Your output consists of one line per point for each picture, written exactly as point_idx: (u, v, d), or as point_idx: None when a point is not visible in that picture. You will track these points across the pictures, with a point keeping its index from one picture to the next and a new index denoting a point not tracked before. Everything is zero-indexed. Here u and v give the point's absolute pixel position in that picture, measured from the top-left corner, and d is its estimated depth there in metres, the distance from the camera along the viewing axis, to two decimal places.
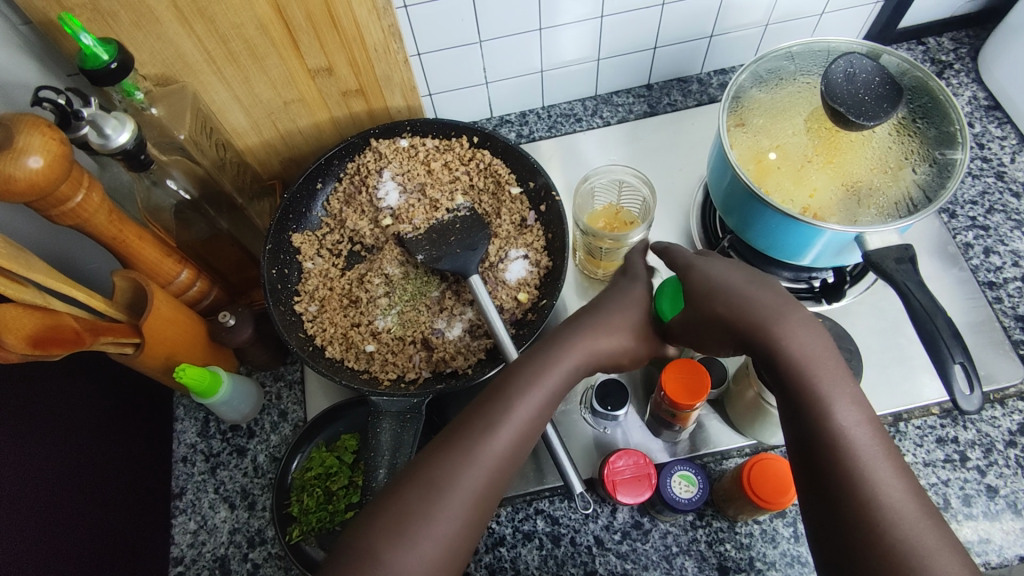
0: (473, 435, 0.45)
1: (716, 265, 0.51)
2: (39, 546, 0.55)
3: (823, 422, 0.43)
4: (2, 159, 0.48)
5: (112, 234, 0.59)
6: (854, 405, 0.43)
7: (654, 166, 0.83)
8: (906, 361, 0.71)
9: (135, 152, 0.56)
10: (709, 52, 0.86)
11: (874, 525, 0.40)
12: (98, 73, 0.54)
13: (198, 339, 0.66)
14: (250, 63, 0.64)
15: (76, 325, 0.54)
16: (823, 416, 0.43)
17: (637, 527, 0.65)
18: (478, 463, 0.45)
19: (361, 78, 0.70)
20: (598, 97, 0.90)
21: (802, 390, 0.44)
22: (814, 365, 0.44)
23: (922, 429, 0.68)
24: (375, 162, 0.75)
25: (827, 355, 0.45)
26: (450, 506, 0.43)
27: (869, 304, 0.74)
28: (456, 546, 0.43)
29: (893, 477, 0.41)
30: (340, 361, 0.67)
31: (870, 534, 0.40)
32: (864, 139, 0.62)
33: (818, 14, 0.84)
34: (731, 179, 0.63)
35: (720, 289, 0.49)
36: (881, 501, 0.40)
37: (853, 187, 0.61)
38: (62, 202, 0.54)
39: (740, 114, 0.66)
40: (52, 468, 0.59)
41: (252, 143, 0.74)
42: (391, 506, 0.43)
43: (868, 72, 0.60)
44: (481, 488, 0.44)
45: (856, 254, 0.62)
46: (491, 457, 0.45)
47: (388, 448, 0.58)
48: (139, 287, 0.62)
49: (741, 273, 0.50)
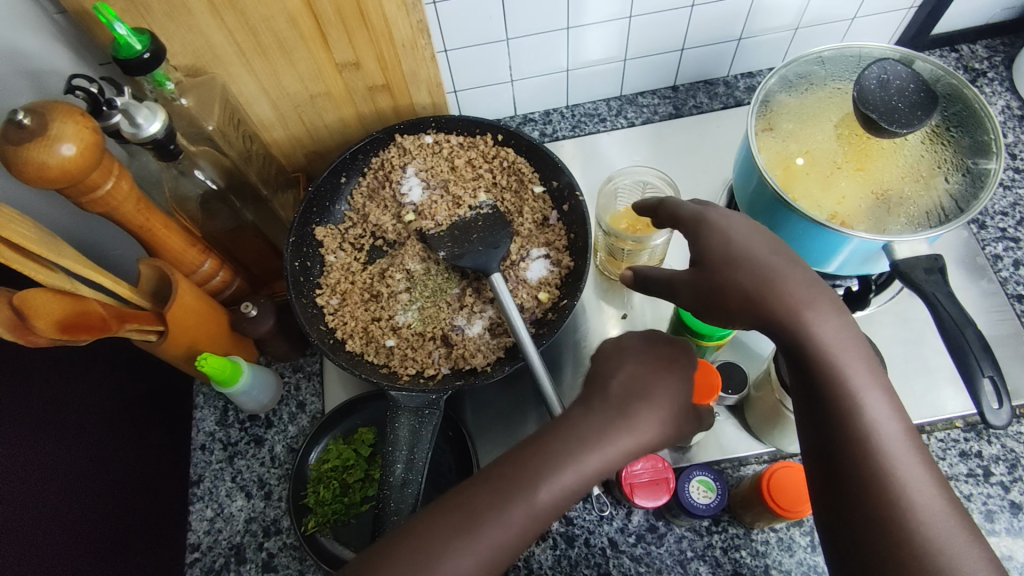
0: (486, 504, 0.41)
1: (736, 229, 0.49)
2: (60, 529, 0.56)
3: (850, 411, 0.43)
4: (35, 146, 0.49)
5: (139, 222, 0.60)
6: (879, 394, 0.43)
7: (677, 169, 0.83)
8: (930, 372, 0.70)
9: (164, 142, 0.57)
10: (737, 55, 0.86)
11: (901, 521, 0.40)
12: (132, 63, 0.55)
13: (220, 329, 0.67)
14: (279, 56, 0.65)
15: (103, 312, 0.54)
16: (852, 412, 0.43)
17: (652, 531, 0.64)
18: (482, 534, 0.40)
19: (388, 74, 0.70)
20: (623, 97, 0.89)
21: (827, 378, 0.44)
22: (845, 359, 0.44)
23: (945, 442, 0.67)
24: (399, 157, 0.75)
25: (850, 342, 0.44)
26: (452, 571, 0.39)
27: (893, 314, 0.73)
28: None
29: (919, 470, 0.41)
30: (360, 355, 0.67)
31: (897, 526, 0.40)
32: (896, 147, 0.61)
33: (849, 18, 0.83)
34: (758, 185, 0.63)
35: (743, 246, 0.47)
36: (908, 495, 0.40)
37: (883, 195, 0.60)
38: (91, 189, 0.54)
39: (768, 119, 0.65)
40: (73, 453, 0.60)
41: (277, 136, 0.74)
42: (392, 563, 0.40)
43: (901, 79, 0.59)
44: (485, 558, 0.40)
45: (885, 262, 0.62)
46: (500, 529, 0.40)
47: (406, 443, 0.58)
48: (164, 276, 0.63)
49: (761, 241, 0.48)
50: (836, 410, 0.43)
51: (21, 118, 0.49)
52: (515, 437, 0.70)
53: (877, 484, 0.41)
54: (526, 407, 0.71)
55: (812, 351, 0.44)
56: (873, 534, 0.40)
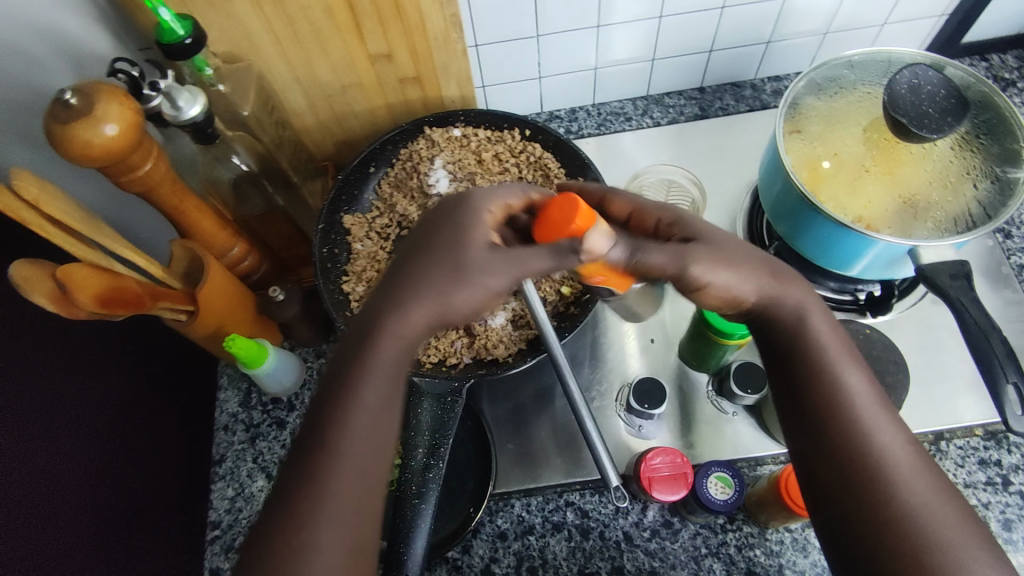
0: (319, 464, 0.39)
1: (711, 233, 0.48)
2: (89, 501, 0.58)
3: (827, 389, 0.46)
4: (80, 125, 0.50)
5: (174, 204, 0.61)
6: (855, 374, 0.47)
7: (702, 169, 0.83)
8: (952, 380, 0.70)
9: (203, 126, 0.58)
10: (765, 58, 0.86)
11: (884, 488, 0.43)
12: (173, 48, 0.56)
13: (247, 311, 0.68)
14: (314, 45, 0.66)
15: (139, 289, 0.56)
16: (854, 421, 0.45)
17: (667, 526, 0.65)
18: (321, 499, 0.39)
19: (419, 66, 0.71)
20: (649, 97, 0.90)
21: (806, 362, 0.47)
22: (830, 351, 0.47)
23: (964, 450, 0.67)
24: (427, 149, 0.76)
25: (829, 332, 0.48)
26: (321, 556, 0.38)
27: (915, 320, 0.73)
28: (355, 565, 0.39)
29: (897, 442, 0.45)
30: (384, 341, 0.68)
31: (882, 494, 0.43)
32: (925, 152, 0.61)
33: (879, 25, 0.83)
34: (784, 186, 0.63)
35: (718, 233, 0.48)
36: (887, 464, 0.44)
37: (910, 200, 0.60)
38: (131, 169, 0.56)
39: (796, 121, 0.65)
40: (102, 428, 0.61)
41: (308, 124, 0.76)
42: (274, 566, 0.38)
43: (932, 84, 0.59)
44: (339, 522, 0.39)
45: (911, 268, 0.61)
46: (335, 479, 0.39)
47: (427, 429, 0.59)
48: (195, 257, 0.64)
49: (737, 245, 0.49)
50: (832, 420, 0.45)
51: (68, 98, 0.51)
52: (533, 429, 0.71)
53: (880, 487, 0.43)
54: (544, 400, 0.72)
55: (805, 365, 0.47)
56: (860, 504, 0.43)
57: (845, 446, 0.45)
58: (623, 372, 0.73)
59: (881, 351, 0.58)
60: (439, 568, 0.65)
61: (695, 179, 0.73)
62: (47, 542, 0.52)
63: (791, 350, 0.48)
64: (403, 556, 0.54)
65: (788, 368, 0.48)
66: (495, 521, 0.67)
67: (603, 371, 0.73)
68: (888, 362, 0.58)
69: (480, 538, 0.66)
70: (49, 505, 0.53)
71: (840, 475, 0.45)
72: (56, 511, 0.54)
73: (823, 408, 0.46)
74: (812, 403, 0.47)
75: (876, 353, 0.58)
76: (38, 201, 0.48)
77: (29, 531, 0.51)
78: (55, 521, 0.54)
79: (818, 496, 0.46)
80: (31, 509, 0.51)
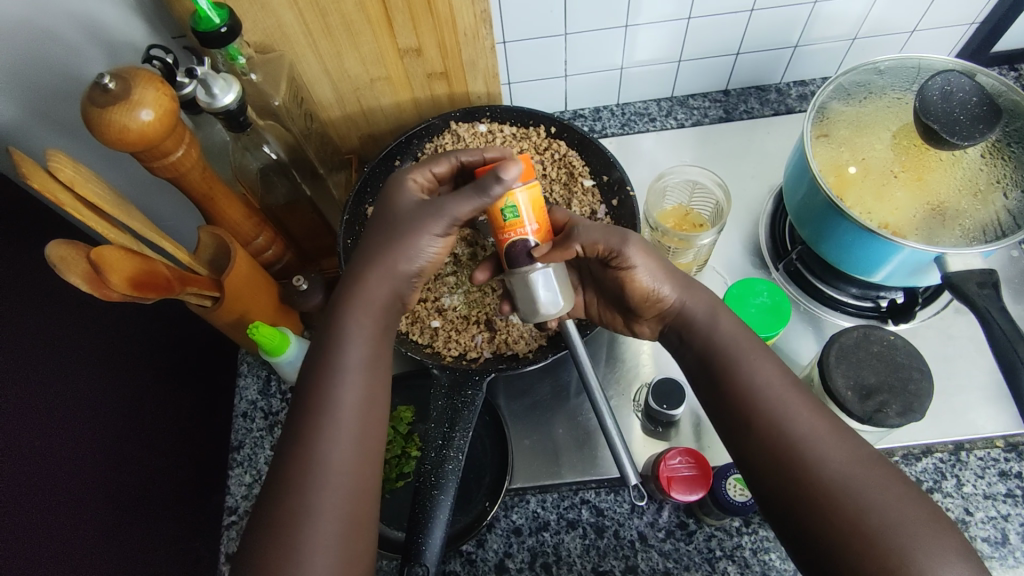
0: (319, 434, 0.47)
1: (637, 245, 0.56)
2: (111, 482, 0.58)
3: (736, 385, 0.51)
4: (118, 110, 0.51)
5: (203, 191, 0.62)
6: (764, 365, 0.51)
7: (725, 171, 0.83)
8: (973, 390, 0.69)
9: (236, 114, 0.59)
10: (791, 61, 0.85)
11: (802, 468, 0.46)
12: (209, 36, 0.57)
13: (271, 299, 0.68)
14: (345, 38, 0.66)
15: (168, 273, 0.57)
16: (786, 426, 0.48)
17: (682, 527, 0.65)
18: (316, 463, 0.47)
19: (447, 62, 0.71)
20: (674, 98, 0.90)
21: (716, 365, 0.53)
22: (733, 350, 0.52)
23: (984, 461, 0.66)
24: (452, 144, 0.77)
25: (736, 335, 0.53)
26: (320, 508, 0.46)
27: (938, 329, 0.72)
28: (353, 517, 0.47)
29: (811, 422, 0.48)
30: (405, 334, 0.69)
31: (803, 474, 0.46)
32: (954, 159, 0.61)
33: (908, 31, 0.82)
34: (809, 191, 0.63)
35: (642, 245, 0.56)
36: (801, 443, 0.47)
37: (938, 208, 0.60)
38: (164, 155, 0.56)
39: (824, 125, 0.65)
40: (122, 411, 0.62)
41: (335, 116, 0.76)
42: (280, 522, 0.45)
43: (964, 91, 0.59)
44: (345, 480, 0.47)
45: (936, 275, 0.61)
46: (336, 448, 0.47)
47: (446, 420, 0.60)
48: (222, 244, 0.64)
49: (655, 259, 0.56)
50: (763, 428, 0.48)
51: (106, 83, 0.51)
52: (549, 425, 0.71)
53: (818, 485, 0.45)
54: (562, 397, 0.72)
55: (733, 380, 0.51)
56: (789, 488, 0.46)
57: (774, 442, 0.48)
58: (644, 373, 0.73)
59: (906, 358, 0.57)
60: (452, 561, 0.65)
61: (720, 180, 0.71)
62: (69, 521, 0.53)
63: (721, 367, 0.52)
64: (421, 546, 0.54)
65: (720, 381, 0.52)
66: (510, 516, 0.67)
67: (621, 371, 0.73)
68: (913, 368, 0.57)
69: (494, 532, 0.66)
70: (71, 484, 0.54)
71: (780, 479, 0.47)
72: (77, 491, 0.54)
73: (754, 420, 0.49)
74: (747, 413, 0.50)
75: (900, 359, 0.57)
76: (73, 183, 0.49)
77: (52, 509, 0.52)
78: (77, 501, 0.54)
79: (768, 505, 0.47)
80: (53, 488, 0.52)
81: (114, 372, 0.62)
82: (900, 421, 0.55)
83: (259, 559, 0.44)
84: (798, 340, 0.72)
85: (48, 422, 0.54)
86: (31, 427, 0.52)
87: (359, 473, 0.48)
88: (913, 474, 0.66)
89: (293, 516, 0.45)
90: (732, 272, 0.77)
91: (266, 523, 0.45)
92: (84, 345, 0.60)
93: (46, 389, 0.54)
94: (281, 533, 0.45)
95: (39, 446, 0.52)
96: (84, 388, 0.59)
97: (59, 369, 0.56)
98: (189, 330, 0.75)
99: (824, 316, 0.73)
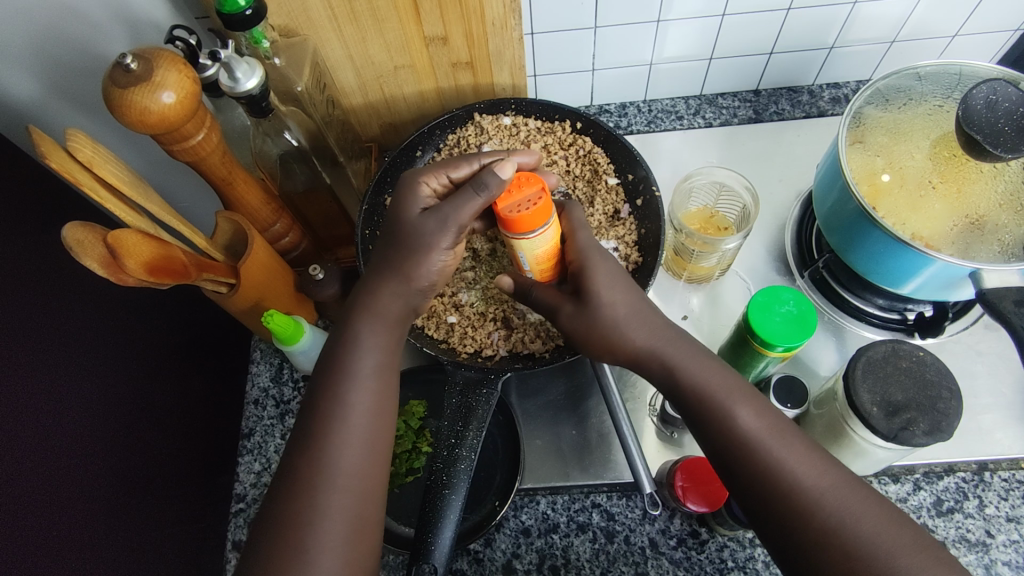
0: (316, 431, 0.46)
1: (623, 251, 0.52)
2: (121, 466, 0.58)
3: (728, 428, 0.47)
4: (139, 91, 0.50)
5: (221, 174, 0.61)
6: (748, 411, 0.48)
7: (752, 173, 0.81)
8: (1000, 409, 0.67)
9: (258, 99, 0.58)
10: (826, 63, 0.83)
11: (810, 519, 0.43)
12: (233, 18, 0.55)
13: (286, 290, 0.68)
14: (370, 24, 0.65)
15: (185, 259, 0.56)
16: (763, 447, 0.46)
17: (694, 536, 0.64)
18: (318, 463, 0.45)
19: (473, 51, 0.69)
20: (702, 97, 0.88)
21: (704, 402, 0.48)
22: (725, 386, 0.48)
23: (1008, 482, 0.64)
24: (476, 136, 0.75)
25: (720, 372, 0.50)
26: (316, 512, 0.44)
27: (965, 345, 0.70)
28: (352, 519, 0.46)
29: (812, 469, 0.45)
30: (421, 328, 0.68)
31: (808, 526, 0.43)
32: (995, 172, 0.59)
33: (950, 35, 0.79)
34: (840, 197, 0.61)
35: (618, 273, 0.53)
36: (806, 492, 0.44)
37: (977, 221, 0.58)
38: (184, 138, 0.55)
39: (859, 132, 0.63)
40: (133, 394, 0.62)
41: (356, 103, 0.75)
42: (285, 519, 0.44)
43: (1011, 102, 0.57)
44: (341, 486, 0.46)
45: (967, 292, 0.59)
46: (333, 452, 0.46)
47: (459, 419, 0.59)
48: (239, 230, 0.64)
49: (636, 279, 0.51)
50: (762, 471, 0.46)
51: (128, 63, 0.50)
52: (562, 425, 0.70)
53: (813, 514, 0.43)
54: (577, 399, 0.71)
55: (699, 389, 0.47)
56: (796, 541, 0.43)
57: (777, 488, 0.45)
58: None
59: (936, 375, 0.56)
60: (460, 560, 0.64)
61: (749, 184, 0.69)
62: (76, 502, 0.53)
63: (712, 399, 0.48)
64: (431, 546, 0.53)
65: (706, 421, 0.48)
66: (520, 517, 0.66)
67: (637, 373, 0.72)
68: (940, 389, 0.55)
69: (503, 532, 0.66)
70: (79, 466, 0.54)
71: (762, 502, 0.45)
72: (86, 472, 0.54)
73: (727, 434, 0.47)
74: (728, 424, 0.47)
75: (930, 376, 0.55)
76: (91, 163, 0.49)
77: (60, 490, 0.51)
78: (86, 483, 0.54)
79: (754, 523, 0.46)
80: (62, 469, 0.52)
81: (125, 353, 0.62)
82: (928, 440, 0.53)
83: (262, 553, 0.43)
84: (817, 348, 0.71)
85: (59, 403, 0.53)
86: (45, 408, 0.52)
87: (366, 474, 0.47)
88: (934, 494, 0.64)
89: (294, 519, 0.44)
90: (756, 279, 0.75)
91: (271, 517, 0.45)
92: (97, 326, 0.60)
93: (57, 368, 0.54)
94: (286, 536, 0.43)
95: (53, 428, 0.52)
96: (96, 369, 0.58)
97: (75, 351, 0.56)
98: (202, 314, 0.75)
99: (848, 326, 0.71)
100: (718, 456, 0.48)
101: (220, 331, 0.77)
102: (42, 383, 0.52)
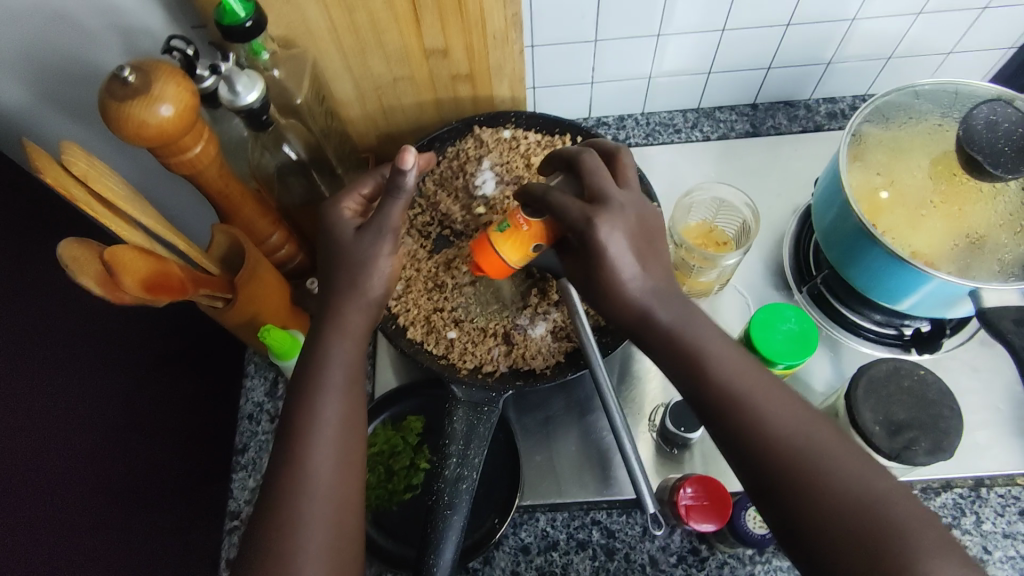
0: (309, 455, 0.46)
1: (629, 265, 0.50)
2: (115, 480, 0.57)
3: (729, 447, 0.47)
4: (136, 104, 0.49)
5: (218, 187, 0.60)
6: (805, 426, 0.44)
7: (749, 186, 0.81)
8: (995, 425, 0.67)
9: (258, 112, 0.58)
10: (823, 78, 0.84)
11: (902, 543, 0.39)
12: (233, 30, 0.55)
13: (283, 305, 0.66)
14: (370, 36, 0.64)
15: (183, 275, 0.55)
16: None
17: (694, 553, 0.64)
18: (314, 489, 0.45)
19: (474, 64, 0.69)
20: (700, 110, 0.88)
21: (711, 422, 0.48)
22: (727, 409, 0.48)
23: (1006, 498, 0.65)
24: (475, 149, 0.74)
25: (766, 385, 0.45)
26: (309, 537, 0.44)
27: (961, 361, 0.70)
28: (344, 547, 0.45)
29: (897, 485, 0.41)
30: (420, 343, 0.67)
31: (902, 546, 0.38)
32: (995, 192, 0.59)
33: (945, 52, 0.80)
34: (841, 214, 0.61)
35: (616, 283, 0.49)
36: (865, 511, 0.40)
37: (975, 241, 0.58)
38: (181, 151, 0.54)
39: (858, 150, 0.63)
40: (126, 407, 0.60)
41: (354, 115, 0.74)
42: (281, 541, 0.43)
43: (1010, 122, 0.59)
44: (334, 510, 0.45)
45: (965, 310, 0.60)
46: (328, 477, 0.45)
47: (461, 437, 0.58)
48: (236, 244, 0.62)
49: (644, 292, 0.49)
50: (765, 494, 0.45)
51: (126, 75, 0.49)
52: (560, 441, 0.69)
53: (830, 525, 0.40)
54: (576, 413, 0.71)
55: (716, 394, 0.46)
56: (886, 559, 0.38)
57: (853, 512, 0.40)
58: (658, 392, 0.71)
59: (936, 395, 0.59)
60: None
61: (749, 202, 0.70)
62: (67, 516, 0.51)
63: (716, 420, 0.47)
64: (432, 567, 0.52)
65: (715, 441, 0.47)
66: (519, 534, 0.66)
67: (638, 388, 0.72)
68: (941, 407, 0.58)
69: (502, 550, 0.65)
70: (72, 480, 0.52)
71: (807, 518, 0.41)
72: (77, 487, 0.53)
73: (736, 429, 0.45)
74: (728, 436, 0.45)
75: (931, 396, 0.59)
76: (86, 177, 0.47)
77: (52, 505, 0.50)
78: (77, 498, 0.52)
79: (837, 545, 0.40)
80: (55, 486, 0.51)
81: (120, 368, 0.61)
82: (928, 459, 0.56)
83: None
84: (815, 365, 0.71)
85: (52, 420, 0.52)
86: (42, 424, 0.51)
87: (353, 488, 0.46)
88: (933, 510, 0.64)
89: (286, 546, 0.43)
90: (754, 294, 0.75)
91: (260, 538, 0.44)
92: (90, 339, 0.58)
93: (50, 386, 0.52)
94: (279, 562, 0.43)
95: (46, 443, 0.51)
96: (90, 386, 0.57)
97: (73, 366, 0.56)
98: (196, 326, 0.74)
99: (844, 342, 0.71)
100: (768, 475, 0.43)
101: (214, 344, 0.76)
102: (35, 399, 0.51)
